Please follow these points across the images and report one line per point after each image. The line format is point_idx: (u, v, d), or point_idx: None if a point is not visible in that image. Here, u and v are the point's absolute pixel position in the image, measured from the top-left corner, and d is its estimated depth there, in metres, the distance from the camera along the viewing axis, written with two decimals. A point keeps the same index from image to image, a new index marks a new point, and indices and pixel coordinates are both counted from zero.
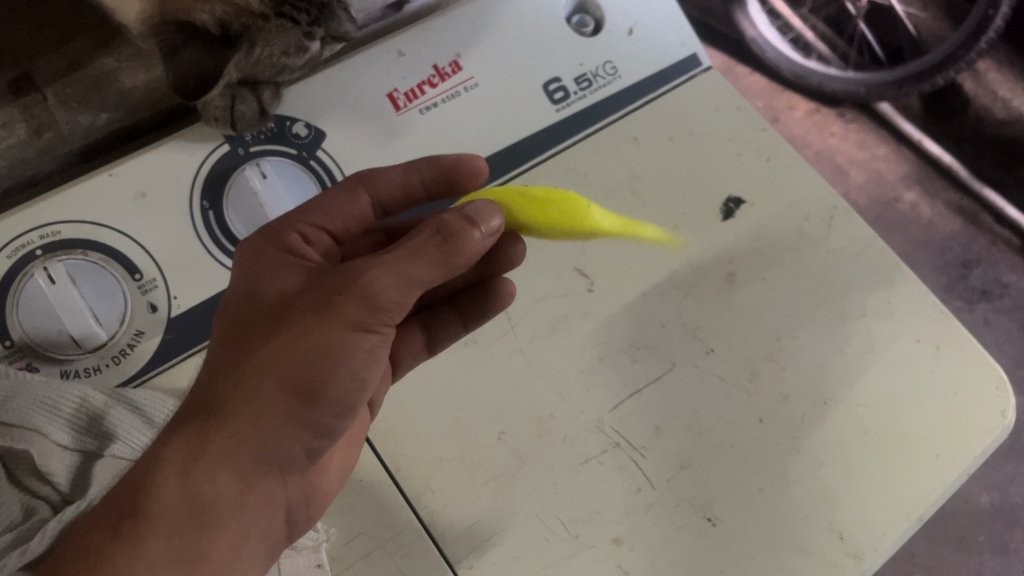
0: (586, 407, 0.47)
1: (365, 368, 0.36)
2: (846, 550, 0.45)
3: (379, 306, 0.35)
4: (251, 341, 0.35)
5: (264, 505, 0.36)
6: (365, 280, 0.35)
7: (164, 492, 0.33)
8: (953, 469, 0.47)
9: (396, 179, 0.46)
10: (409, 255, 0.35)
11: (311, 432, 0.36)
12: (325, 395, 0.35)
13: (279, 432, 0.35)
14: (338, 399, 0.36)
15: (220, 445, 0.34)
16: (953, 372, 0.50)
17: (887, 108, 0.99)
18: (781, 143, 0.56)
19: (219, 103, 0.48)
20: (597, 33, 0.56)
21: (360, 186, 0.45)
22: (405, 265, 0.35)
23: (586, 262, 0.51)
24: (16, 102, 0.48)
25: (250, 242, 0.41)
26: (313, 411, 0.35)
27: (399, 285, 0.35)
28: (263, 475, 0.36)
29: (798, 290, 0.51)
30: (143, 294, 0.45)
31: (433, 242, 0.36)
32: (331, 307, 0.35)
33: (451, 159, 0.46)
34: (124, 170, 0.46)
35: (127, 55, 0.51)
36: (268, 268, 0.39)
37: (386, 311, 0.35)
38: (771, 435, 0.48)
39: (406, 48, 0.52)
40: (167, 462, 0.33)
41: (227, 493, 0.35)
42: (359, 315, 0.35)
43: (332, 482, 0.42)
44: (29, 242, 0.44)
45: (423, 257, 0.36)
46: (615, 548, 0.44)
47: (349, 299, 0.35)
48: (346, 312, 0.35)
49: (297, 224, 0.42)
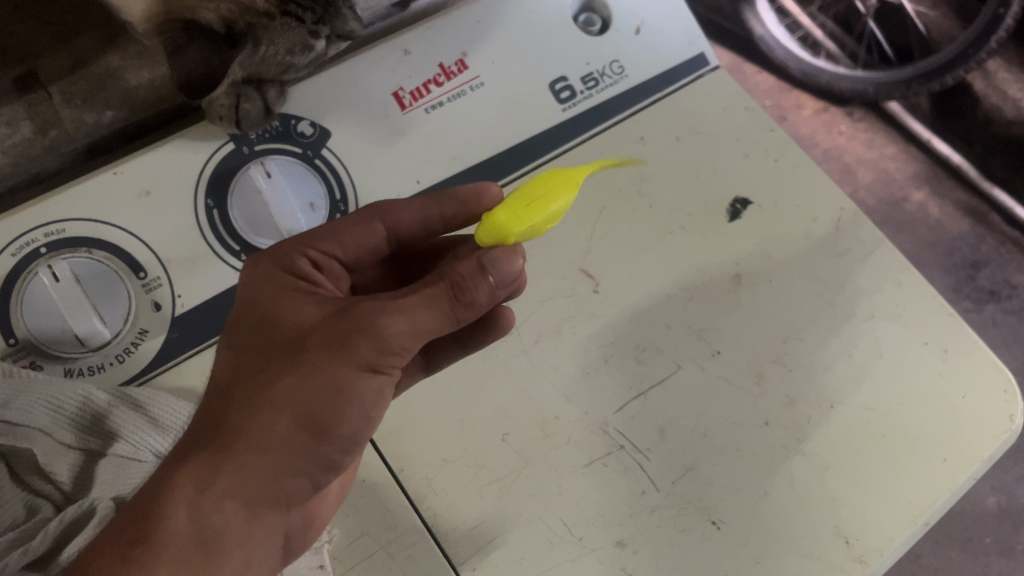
0: (590, 409, 0.47)
1: (372, 408, 0.36)
2: (851, 554, 0.45)
3: (388, 351, 0.34)
4: (263, 371, 0.35)
5: (267, 533, 0.37)
6: (379, 324, 0.34)
7: (176, 518, 0.34)
8: (960, 473, 0.47)
9: (414, 215, 0.44)
10: (424, 302, 0.35)
11: (319, 467, 0.37)
12: (333, 433, 0.36)
13: (288, 465, 0.36)
14: (347, 437, 0.36)
15: (229, 475, 0.35)
16: (960, 375, 0.49)
17: (896, 108, 0.98)
18: (789, 143, 0.56)
19: (224, 101, 0.48)
20: (604, 33, 0.56)
21: (377, 217, 0.43)
22: (419, 313, 0.35)
23: (592, 263, 0.51)
24: (21, 100, 0.48)
25: (261, 263, 0.40)
26: (322, 445, 0.36)
27: (412, 332, 0.34)
28: (270, 505, 0.37)
29: (806, 292, 0.51)
30: (148, 293, 0.45)
31: (447, 296, 0.35)
32: (344, 349, 0.34)
33: (470, 191, 0.44)
34: (129, 168, 0.46)
35: (133, 53, 0.51)
36: (279, 294, 0.38)
37: (396, 355, 0.35)
38: (776, 438, 0.47)
39: (412, 47, 0.51)
40: (179, 487, 0.34)
41: (234, 521, 0.36)
42: (371, 358, 0.34)
43: (329, 509, 0.41)
44: (34, 241, 0.44)
45: (435, 306, 0.35)
46: (618, 551, 0.44)
47: (361, 341, 0.34)
48: (360, 356, 0.34)
49: (308, 248, 0.41)
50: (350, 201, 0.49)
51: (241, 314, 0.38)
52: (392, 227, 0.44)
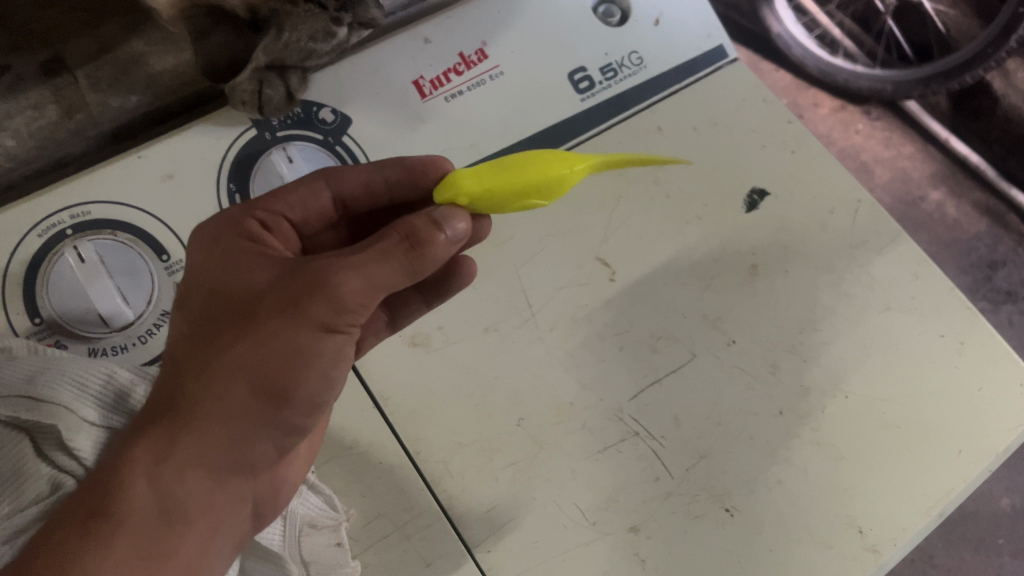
0: (605, 395, 0.47)
1: (331, 367, 0.36)
2: (865, 543, 0.45)
3: (345, 311, 0.34)
4: (219, 340, 0.35)
5: (232, 502, 0.37)
6: (334, 282, 0.34)
7: (136, 492, 0.34)
8: (976, 464, 0.47)
9: (358, 179, 0.44)
10: (378, 257, 0.34)
11: (279, 430, 0.37)
12: (294, 399, 0.36)
13: (248, 431, 0.36)
14: (308, 400, 0.36)
15: (187, 445, 0.34)
16: (977, 368, 0.50)
17: (913, 108, 0.99)
18: (807, 135, 0.56)
19: (246, 87, 0.47)
20: (623, 24, 0.56)
21: (323, 180, 0.43)
22: (374, 268, 0.34)
23: (608, 251, 0.51)
24: (48, 85, 0.49)
25: (210, 225, 0.39)
26: (282, 410, 0.36)
27: (368, 289, 0.34)
28: (232, 471, 0.37)
29: (820, 283, 0.51)
30: (170, 275, 0.46)
31: (400, 248, 0.35)
32: (297, 309, 0.34)
33: (418, 160, 0.43)
34: (153, 152, 0.47)
35: (158, 39, 0.51)
36: (231, 259, 0.37)
37: (351, 313, 0.34)
38: (790, 428, 0.47)
39: (432, 36, 0.52)
40: (137, 460, 0.34)
41: (197, 490, 0.35)
42: (326, 317, 0.34)
43: (294, 475, 0.41)
44: (60, 221, 0.45)
45: (390, 260, 0.34)
46: (632, 536, 0.44)
47: (316, 300, 0.34)
48: (316, 317, 0.34)
49: (255, 211, 0.40)
50: None
51: (191, 287, 0.38)
52: (338, 191, 0.44)
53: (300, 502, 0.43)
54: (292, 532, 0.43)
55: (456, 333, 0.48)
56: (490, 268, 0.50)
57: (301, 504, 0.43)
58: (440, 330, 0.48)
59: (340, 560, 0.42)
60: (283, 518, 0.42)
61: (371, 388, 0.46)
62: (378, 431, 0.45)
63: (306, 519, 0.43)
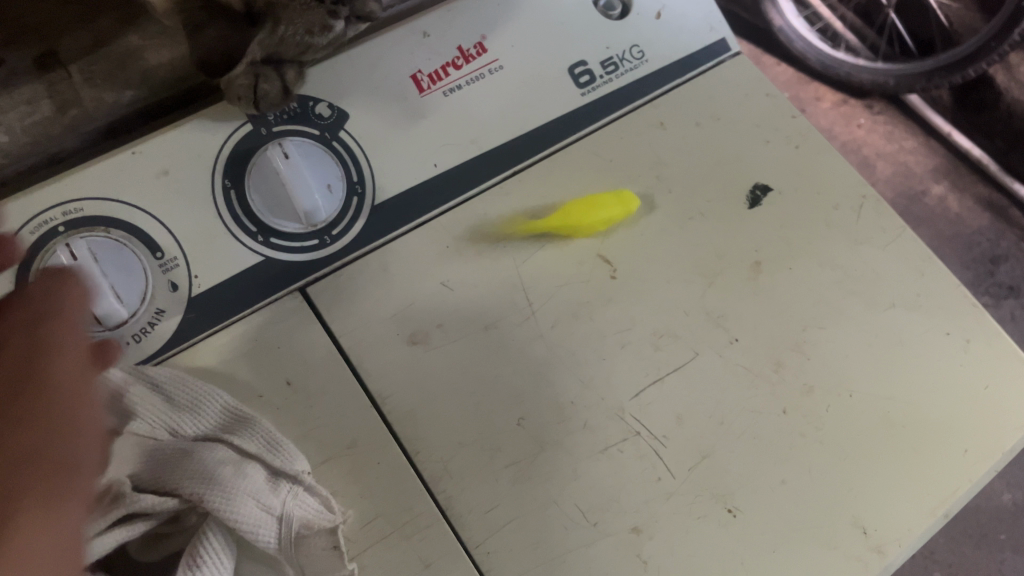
0: (607, 394, 0.47)
1: (92, 422, 0.33)
2: (870, 544, 0.45)
3: (65, 352, 0.33)
4: None
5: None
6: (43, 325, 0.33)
7: None
8: (982, 463, 0.47)
9: None
10: (49, 305, 0.34)
11: (80, 512, 0.30)
12: (71, 469, 0.30)
13: (54, 514, 0.28)
14: (82, 467, 0.31)
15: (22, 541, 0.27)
16: (983, 366, 0.49)
17: (916, 101, 1.11)
18: (811, 130, 0.55)
19: (242, 81, 0.46)
20: (624, 17, 0.55)
21: None
22: (77, 302, 0.35)
23: (609, 248, 0.50)
24: (41, 79, 0.48)
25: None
26: (64, 479, 0.30)
27: (70, 325, 0.34)
28: (67, 567, 0.28)
29: (825, 280, 0.50)
30: (165, 273, 0.45)
31: (56, 282, 0.35)
32: (24, 364, 0.32)
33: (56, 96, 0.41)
34: (147, 148, 0.46)
35: (154, 32, 0.50)
36: None
37: (71, 357, 0.33)
38: (794, 426, 0.47)
39: (431, 29, 0.51)
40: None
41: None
42: (64, 363, 0.33)
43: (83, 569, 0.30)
44: (51, 219, 0.44)
45: (60, 289, 0.35)
46: (634, 537, 0.44)
47: (36, 347, 0.32)
48: (44, 366, 0.32)
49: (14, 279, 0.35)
50: (367, 184, 0.49)
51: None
52: None
53: (296, 503, 0.40)
54: (287, 534, 0.40)
55: (455, 331, 0.47)
56: (489, 266, 0.49)
57: (299, 505, 0.41)
58: (439, 329, 0.47)
59: (337, 565, 0.41)
60: (278, 520, 0.40)
61: (370, 387, 0.45)
62: (377, 432, 0.44)
63: (301, 520, 0.41)
